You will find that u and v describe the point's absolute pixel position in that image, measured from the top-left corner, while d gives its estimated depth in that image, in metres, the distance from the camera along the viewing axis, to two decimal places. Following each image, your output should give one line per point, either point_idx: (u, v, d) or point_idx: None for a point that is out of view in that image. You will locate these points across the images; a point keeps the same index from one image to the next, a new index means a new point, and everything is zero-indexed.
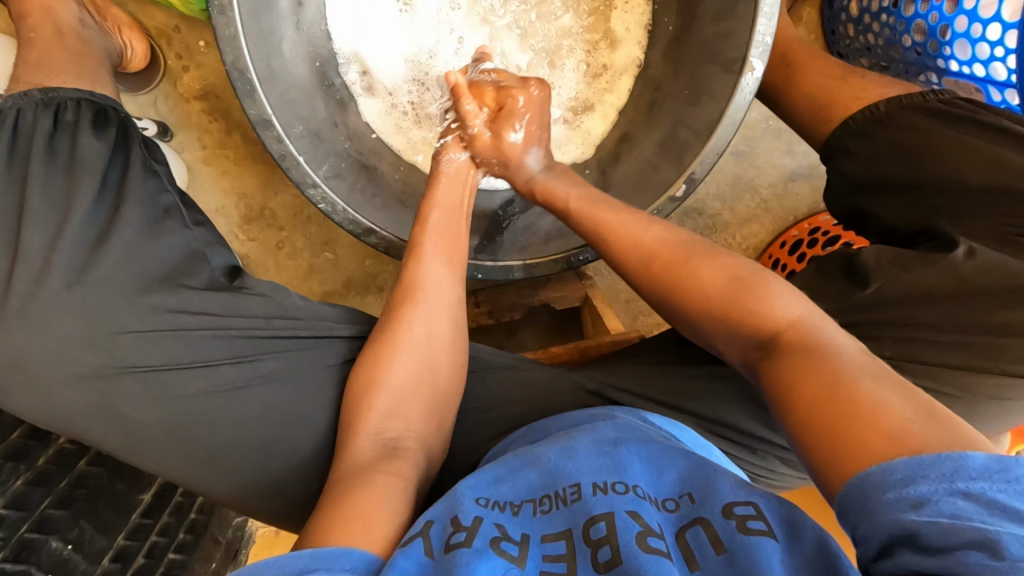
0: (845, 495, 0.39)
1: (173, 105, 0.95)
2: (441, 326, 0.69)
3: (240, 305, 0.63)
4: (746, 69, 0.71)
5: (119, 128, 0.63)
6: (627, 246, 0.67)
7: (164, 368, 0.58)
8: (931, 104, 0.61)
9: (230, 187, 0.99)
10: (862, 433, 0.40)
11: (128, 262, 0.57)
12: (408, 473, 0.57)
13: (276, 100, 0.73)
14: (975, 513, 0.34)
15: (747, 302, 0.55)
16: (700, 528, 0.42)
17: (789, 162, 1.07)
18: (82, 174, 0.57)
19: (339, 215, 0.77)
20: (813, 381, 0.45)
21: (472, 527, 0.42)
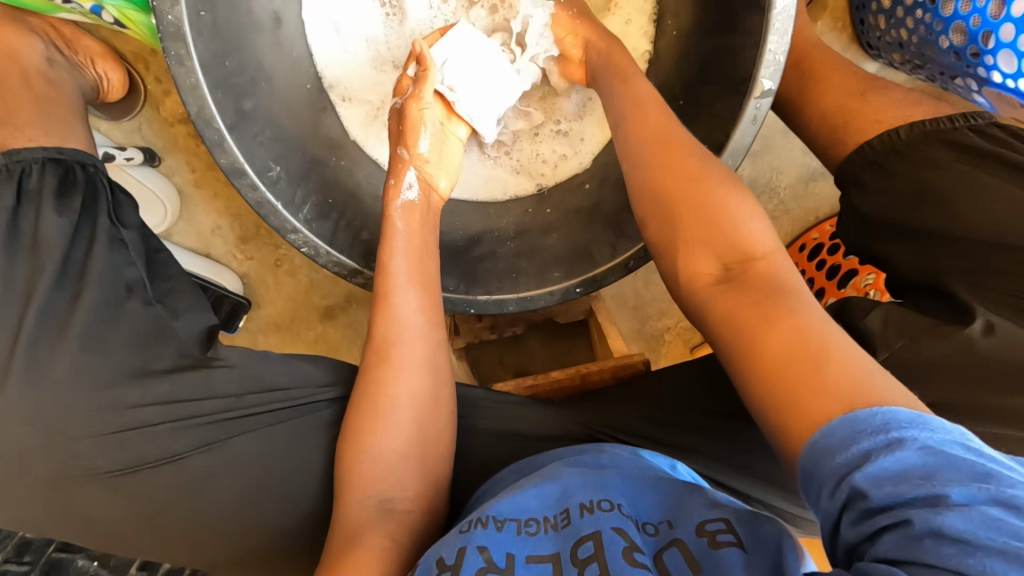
0: (807, 464, 0.34)
1: (158, 130, 0.86)
2: (423, 376, 0.58)
3: (212, 387, 0.54)
4: (754, 92, 0.58)
5: (86, 191, 0.57)
6: (639, 129, 0.57)
7: (130, 471, 0.51)
8: (955, 137, 0.57)
9: (224, 207, 0.93)
10: (814, 377, 0.35)
11: (89, 361, 0.50)
12: (404, 535, 0.49)
13: (253, 140, 0.61)
14: (914, 461, 0.30)
15: (714, 224, 0.48)
16: (676, 548, 0.39)
17: (812, 160, 0.99)
18: (44, 261, 0.51)
19: (323, 259, 0.65)
20: (777, 311, 0.39)
21: (455, 563, 0.39)
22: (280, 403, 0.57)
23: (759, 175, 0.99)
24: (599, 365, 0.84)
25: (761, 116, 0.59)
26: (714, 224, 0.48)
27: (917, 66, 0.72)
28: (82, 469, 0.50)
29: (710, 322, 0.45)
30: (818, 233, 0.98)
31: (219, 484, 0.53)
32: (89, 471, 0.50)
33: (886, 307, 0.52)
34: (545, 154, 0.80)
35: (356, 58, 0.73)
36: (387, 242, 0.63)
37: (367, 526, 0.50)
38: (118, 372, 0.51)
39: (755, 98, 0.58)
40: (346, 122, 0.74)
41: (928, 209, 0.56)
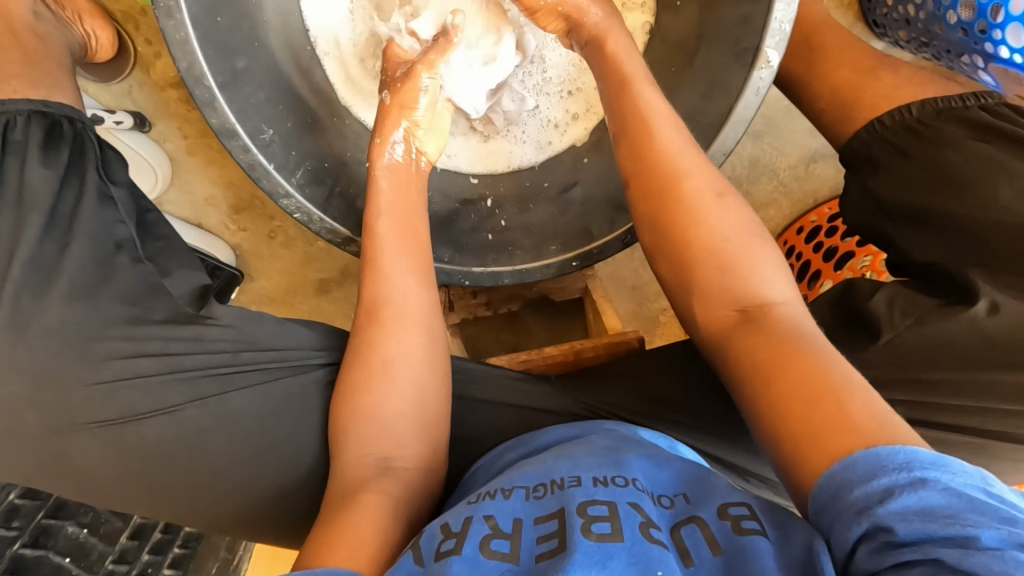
0: (819, 495, 0.35)
1: (150, 94, 0.84)
2: (418, 333, 0.58)
3: (204, 343, 0.55)
4: (758, 63, 0.57)
5: (74, 146, 0.55)
6: (649, 161, 0.55)
7: (125, 421, 0.52)
8: (967, 115, 0.56)
9: (217, 176, 0.92)
10: (832, 414, 0.36)
11: (79, 314, 0.51)
12: (400, 494, 0.50)
13: (246, 100, 0.59)
14: (944, 503, 0.30)
15: (730, 267, 0.49)
16: (696, 526, 0.38)
17: (814, 142, 0.98)
18: (31, 212, 0.51)
19: (316, 226, 0.65)
20: (792, 361, 0.40)
21: (461, 532, 0.39)
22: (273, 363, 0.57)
23: (759, 155, 0.99)
24: (594, 342, 0.84)
25: (765, 88, 0.58)
26: (729, 277, 0.49)
27: (923, 43, 0.70)
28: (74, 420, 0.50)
29: (731, 362, 0.46)
30: (817, 216, 0.98)
31: (215, 442, 0.54)
32: (82, 420, 0.51)
33: (895, 287, 0.54)
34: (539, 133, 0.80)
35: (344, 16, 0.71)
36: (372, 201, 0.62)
37: (364, 481, 0.51)
38: (117, 321, 0.52)
39: (756, 70, 0.57)
40: (335, 84, 0.72)
41: (936, 183, 0.55)
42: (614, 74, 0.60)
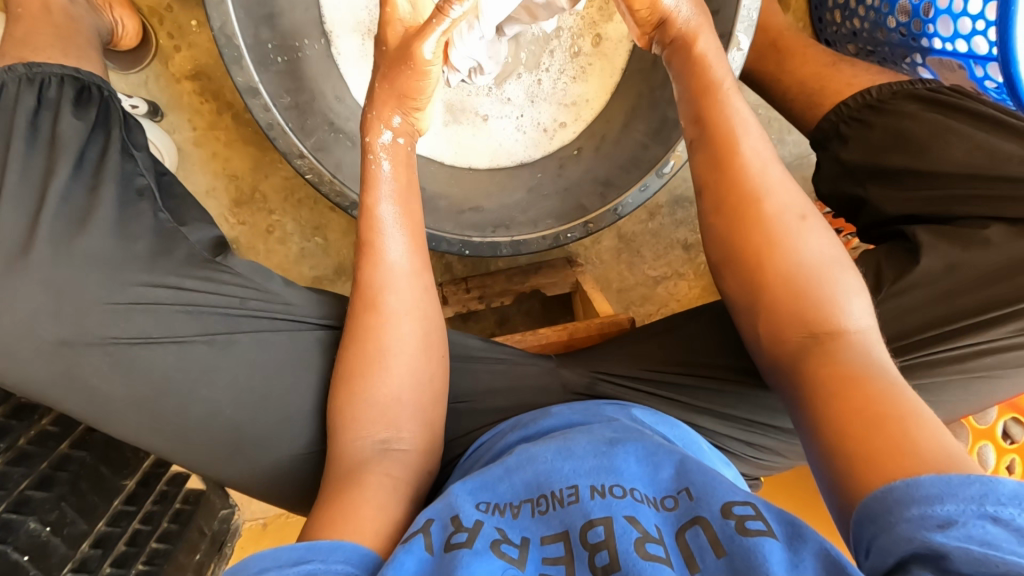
0: (867, 507, 0.38)
1: (165, 85, 0.89)
2: (415, 322, 0.60)
3: (216, 284, 0.57)
4: (732, 45, 0.66)
5: (101, 109, 0.58)
6: (727, 176, 0.57)
7: (134, 342, 0.53)
8: (916, 90, 0.65)
9: (221, 168, 0.95)
10: (897, 440, 0.40)
11: (98, 248, 0.52)
12: (402, 474, 0.54)
13: (271, 68, 0.66)
14: (1001, 538, 0.34)
15: (807, 293, 0.51)
16: (700, 529, 0.42)
17: (780, 152, 1.07)
18: (61, 153, 0.53)
19: (325, 186, 0.70)
20: (864, 387, 0.44)
21: (473, 528, 0.43)
22: (279, 314, 0.59)
23: None
24: (587, 325, 0.87)
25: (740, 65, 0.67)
26: (801, 301, 0.51)
27: (868, 51, 0.79)
28: (93, 342, 0.52)
29: (802, 376, 0.49)
30: None
31: (226, 378, 0.56)
32: (96, 339, 0.52)
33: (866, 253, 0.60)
34: (530, 136, 0.91)
35: (358, 7, 0.79)
36: (370, 182, 0.62)
37: (364, 464, 0.53)
38: (136, 256, 0.54)
39: (732, 48, 0.66)
40: (346, 74, 0.79)
41: (899, 150, 0.62)
42: (695, 81, 0.62)
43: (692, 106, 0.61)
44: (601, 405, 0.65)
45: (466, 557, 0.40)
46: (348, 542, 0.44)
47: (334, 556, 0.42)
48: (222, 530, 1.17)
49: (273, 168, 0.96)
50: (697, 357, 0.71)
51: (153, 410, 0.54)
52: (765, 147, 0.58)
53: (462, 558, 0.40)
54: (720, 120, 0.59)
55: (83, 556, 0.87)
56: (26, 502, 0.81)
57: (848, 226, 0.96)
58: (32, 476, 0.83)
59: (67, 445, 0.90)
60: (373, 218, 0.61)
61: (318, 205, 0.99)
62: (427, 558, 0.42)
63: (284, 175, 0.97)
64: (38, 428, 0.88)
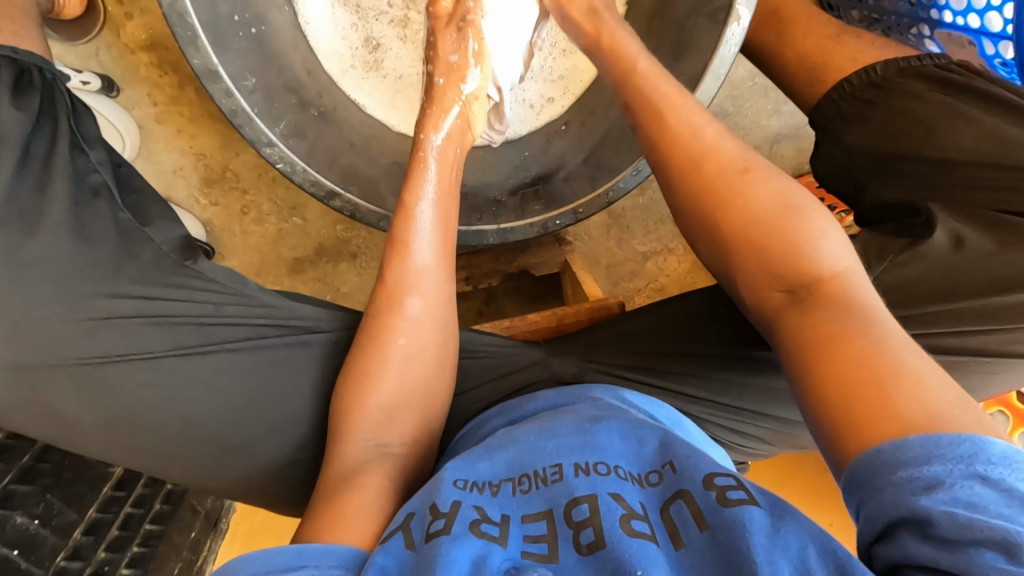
0: (854, 469, 0.36)
1: (119, 58, 0.82)
2: (433, 324, 0.59)
3: (188, 292, 0.54)
4: (731, 19, 0.62)
5: (44, 96, 0.52)
6: (675, 147, 0.56)
7: (103, 361, 0.50)
8: (924, 69, 0.61)
9: (188, 146, 0.89)
10: (879, 398, 0.36)
11: (49, 257, 0.48)
12: (396, 476, 0.51)
13: (231, 47, 0.61)
14: (992, 500, 0.31)
15: (776, 243, 0.47)
16: (683, 502, 0.40)
17: (775, 123, 1.03)
18: (3, 149, 0.48)
19: (298, 176, 0.66)
20: (841, 329, 0.40)
21: (450, 513, 0.41)
22: (259, 320, 0.57)
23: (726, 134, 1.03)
24: (576, 308, 0.85)
25: (739, 40, 0.63)
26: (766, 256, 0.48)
27: None
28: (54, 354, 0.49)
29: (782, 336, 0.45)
30: None
31: (210, 387, 0.54)
32: (59, 356, 0.49)
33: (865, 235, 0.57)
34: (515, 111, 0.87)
35: None
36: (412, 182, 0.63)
37: (362, 465, 0.51)
38: (96, 264, 0.50)
39: (731, 24, 0.62)
40: (317, 46, 0.76)
41: (903, 134, 0.60)
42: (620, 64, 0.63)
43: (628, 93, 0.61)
44: (588, 388, 0.64)
45: (445, 545, 0.38)
46: (343, 544, 0.41)
47: (325, 562, 0.39)
48: (214, 508, 1.21)
49: (244, 145, 0.91)
50: (690, 347, 0.70)
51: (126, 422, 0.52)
52: (704, 116, 0.57)
53: (441, 546, 0.38)
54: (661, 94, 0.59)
55: (76, 543, 0.88)
56: (12, 496, 0.80)
57: (842, 202, 0.94)
58: (14, 470, 0.82)
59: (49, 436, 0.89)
60: (408, 211, 0.61)
61: (294, 185, 0.94)
62: (407, 556, 0.39)
63: (257, 153, 0.92)
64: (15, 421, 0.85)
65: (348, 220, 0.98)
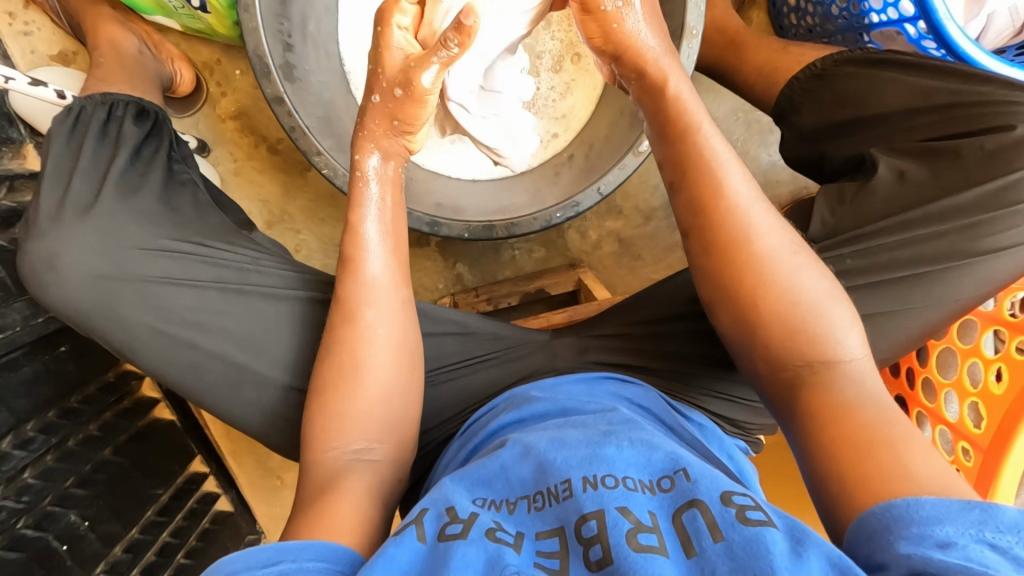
0: (860, 525, 0.41)
1: (211, 125, 1.04)
2: (389, 336, 0.64)
3: (236, 246, 0.66)
4: (687, 37, 0.76)
5: (154, 123, 0.72)
6: (717, 213, 0.58)
7: (162, 282, 0.61)
8: (858, 55, 0.68)
9: (256, 195, 1.08)
10: (889, 465, 0.43)
11: (142, 211, 0.63)
12: (374, 479, 0.58)
13: (294, 86, 0.79)
14: (998, 563, 0.35)
15: (808, 327, 0.53)
16: (697, 512, 0.42)
17: (765, 152, 1.13)
18: (122, 146, 0.66)
19: (340, 179, 0.80)
20: (853, 416, 0.47)
21: (468, 520, 0.45)
22: (289, 271, 0.67)
23: None
24: (585, 307, 0.91)
25: (695, 55, 0.77)
26: (799, 334, 0.53)
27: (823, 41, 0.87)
28: (130, 290, 0.60)
29: (803, 404, 0.51)
30: None
31: (247, 319, 0.64)
32: (134, 291, 0.61)
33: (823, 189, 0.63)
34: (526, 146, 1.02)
35: (368, 48, 0.95)
36: (356, 218, 0.67)
37: (338, 472, 0.57)
38: (174, 220, 0.64)
39: (687, 40, 0.76)
40: (361, 101, 0.95)
41: (842, 102, 0.67)
42: (673, 113, 0.64)
43: (669, 151, 0.63)
44: (598, 385, 0.68)
45: (460, 546, 0.42)
46: (317, 541, 0.46)
47: (304, 553, 0.44)
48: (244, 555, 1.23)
49: (300, 191, 1.09)
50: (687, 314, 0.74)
51: (174, 351, 0.62)
52: (751, 184, 0.59)
53: (457, 547, 0.42)
54: (708, 150, 0.60)
55: (115, 558, 0.94)
56: (67, 497, 0.88)
57: None
58: (75, 475, 0.90)
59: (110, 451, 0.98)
60: (358, 240, 0.67)
61: (339, 224, 1.10)
62: (421, 549, 0.44)
63: (310, 198, 1.09)
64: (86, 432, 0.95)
65: None
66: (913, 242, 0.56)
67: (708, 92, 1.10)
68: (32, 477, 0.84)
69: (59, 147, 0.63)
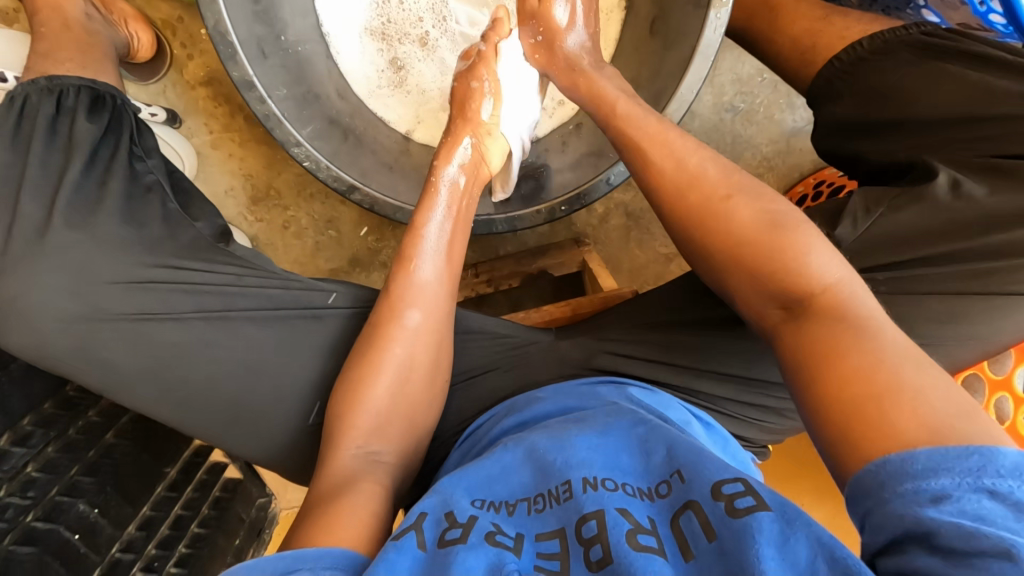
0: (857, 479, 0.36)
1: (181, 93, 0.95)
2: (426, 340, 0.61)
3: (216, 265, 0.60)
4: (716, 4, 0.64)
5: (113, 112, 0.63)
6: (657, 174, 0.57)
7: (138, 318, 0.57)
8: (911, 39, 0.62)
9: (238, 168, 1.00)
10: (883, 411, 0.37)
11: (106, 228, 0.57)
12: (387, 485, 0.54)
13: (265, 63, 0.70)
14: (998, 513, 0.32)
15: (778, 253, 0.48)
16: (692, 513, 0.40)
17: (790, 116, 1.04)
18: (76, 150, 0.58)
19: (323, 172, 0.72)
20: (843, 350, 0.41)
21: (467, 523, 0.42)
22: (277, 290, 0.62)
23: (739, 133, 1.04)
24: (589, 298, 0.87)
25: (722, 25, 0.66)
26: (767, 266, 0.49)
27: None
28: (103, 323, 0.56)
29: (781, 352, 0.46)
30: (804, 186, 1.04)
31: (236, 349, 0.60)
32: (106, 317, 0.56)
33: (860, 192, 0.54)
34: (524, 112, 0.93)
35: (353, 11, 0.85)
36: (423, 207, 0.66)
37: (353, 473, 0.53)
38: (140, 243, 0.58)
39: (715, 9, 0.65)
40: (344, 67, 0.86)
41: (888, 94, 0.61)
42: (602, 104, 0.66)
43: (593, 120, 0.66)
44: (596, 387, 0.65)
45: (461, 552, 0.39)
46: (334, 548, 0.42)
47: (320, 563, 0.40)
48: (258, 518, 1.23)
49: (286, 164, 1.01)
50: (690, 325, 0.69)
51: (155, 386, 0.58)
52: (694, 142, 0.58)
53: (457, 553, 0.39)
54: (650, 125, 0.61)
55: (129, 537, 0.95)
56: (75, 487, 0.87)
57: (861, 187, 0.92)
58: (80, 464, 0.90)
59: (112, 436, 0.97)
60: (415, 234, 0.65)
61: (329, 199, 1.03)
62: (420, 557, 0.40)
63: (297, 171, 1.02)
64: (85, 420, 0.94)
65: (379, 231, 1.05)
66: (963, 276, 0.50)
67: (729, 50, 1.00)
68: (34, 472, 0.84)
69: (5, 155, 0.56)
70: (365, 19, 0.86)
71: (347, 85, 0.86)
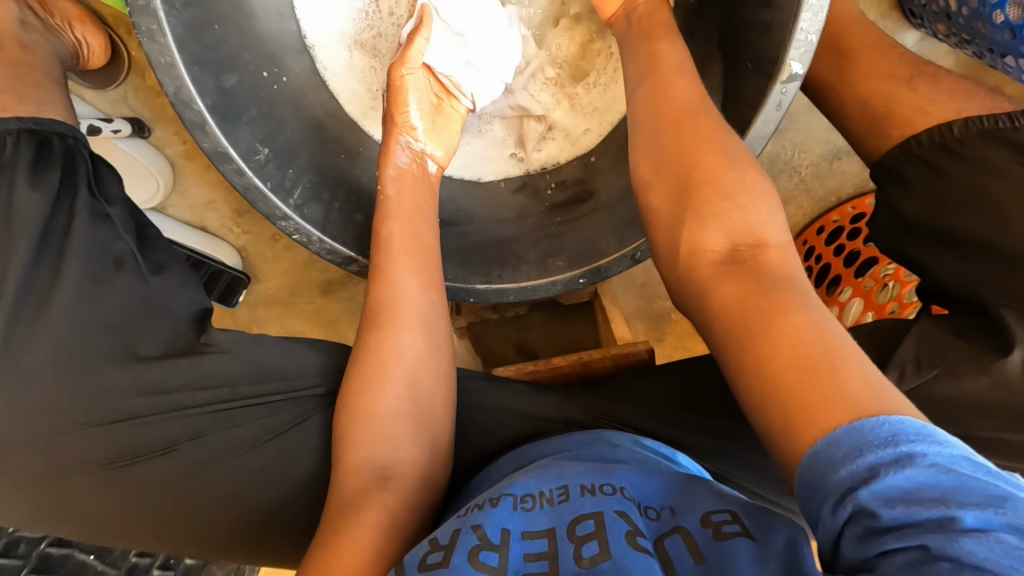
0: (804, 475, 0.32)
1: (145, 99, 0.83)
2: (420, 335, 0.56)
3: (203, 371, 0.54)
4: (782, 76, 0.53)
5: (64, 165, 0.55)
6: (656, 93, 0.51)
7: (123, 462, 0.52)
8: (1016, 137, 0.50)
9: (218, 180, 0.90)
10: (833, 389, 0.32)
11: (73, 329, 0.51)
12: (399, 504, 0.47)
13: (237, 118, 0.61)
14: (931, 480, 0.28)
15: (734, 206, 0.43)
16: (678, 536, 0.36)
17: (836, 137, 0.93)
18: (23, 234, 0.51)
19: (315, 247, 0.64)
20: (784, 319, 0.36)
21: (451, 543, 0.35)
22: (277, 396, 0.56)
23: (777, 152, 0.94)
24: (602, 353, 0.82)
25: (788, 100, 0.54)
26: (727, 209, 0.43)
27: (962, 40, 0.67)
28: (76, 446, 0.50)
29: (709, 311, 0.42)
30: (839, 215, 0.93)
31: (223, 472, 0.53)
32: (77, 442, 0.50)
33: (923, 329, 0.53)
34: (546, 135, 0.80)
35: (338, 19, 0.71)
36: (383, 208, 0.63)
37: (361, 490, 0.47)
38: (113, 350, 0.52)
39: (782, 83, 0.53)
40: (336, 90, 0.73)
41: (972, 210, 0.51)
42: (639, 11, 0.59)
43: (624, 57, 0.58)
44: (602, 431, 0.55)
45: None
46: None
47: None
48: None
49: None
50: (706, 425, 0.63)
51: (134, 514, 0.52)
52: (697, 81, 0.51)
53: None
54: (668, 48, 0.54)
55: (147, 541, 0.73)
56: None
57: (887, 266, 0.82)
58: None
59: None
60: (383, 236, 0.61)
61: None
62: None
63: None
64: None
65: None
66: None
67: None
68: None
69: None
70: (344, 27, 0.71)
71: (335, 102, 0.72)
